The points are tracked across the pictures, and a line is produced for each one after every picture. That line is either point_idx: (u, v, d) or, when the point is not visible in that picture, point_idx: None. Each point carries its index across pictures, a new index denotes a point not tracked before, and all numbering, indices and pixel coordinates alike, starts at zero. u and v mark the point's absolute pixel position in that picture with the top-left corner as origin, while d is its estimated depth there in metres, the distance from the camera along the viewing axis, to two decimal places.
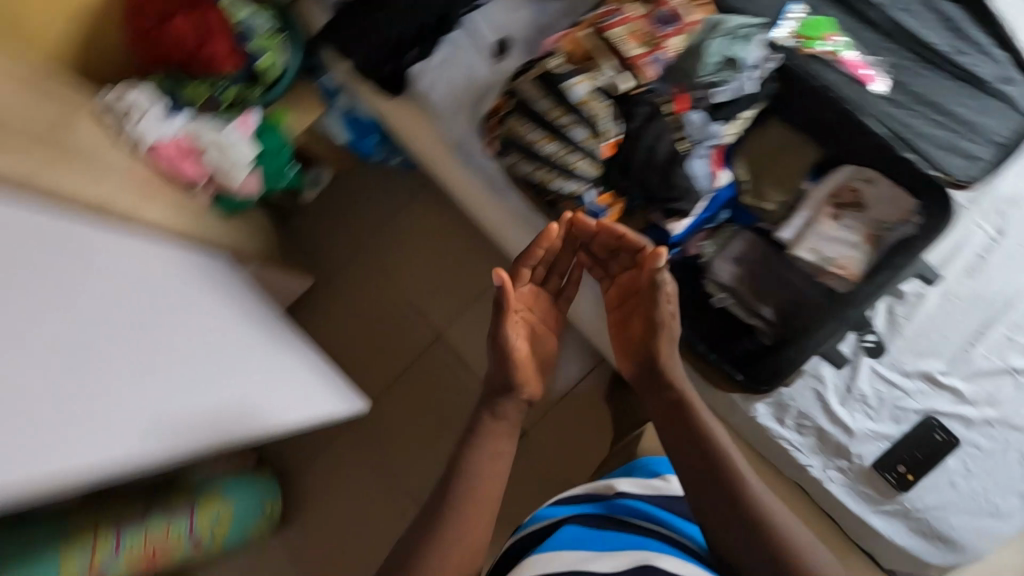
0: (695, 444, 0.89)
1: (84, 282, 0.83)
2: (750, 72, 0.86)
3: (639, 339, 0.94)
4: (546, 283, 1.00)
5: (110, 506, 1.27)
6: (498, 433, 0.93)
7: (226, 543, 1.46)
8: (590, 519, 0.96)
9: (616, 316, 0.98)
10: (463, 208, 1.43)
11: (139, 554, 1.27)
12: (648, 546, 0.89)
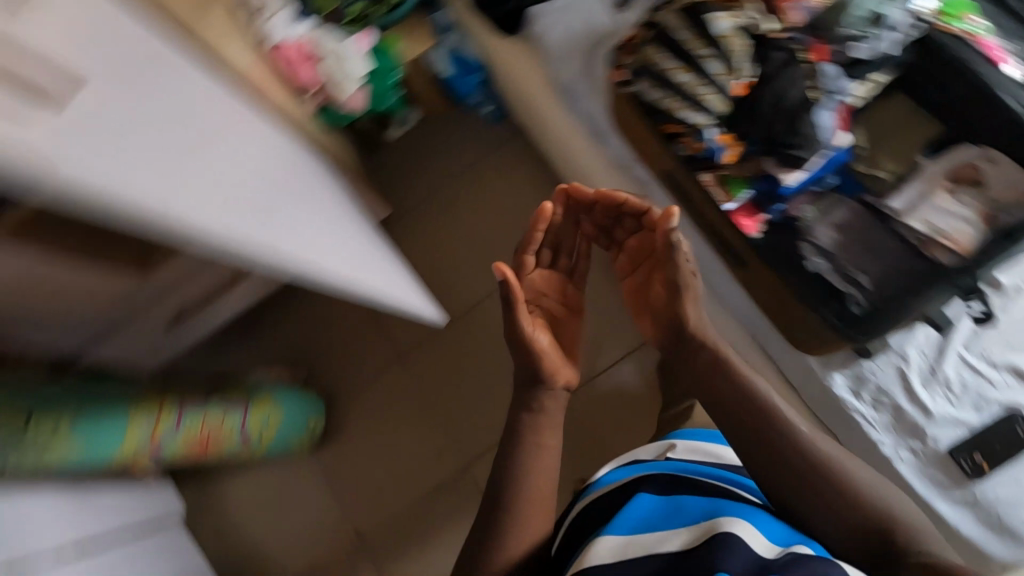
0: (731, 397, 0.88)
1: (246, 133, 0.91)
2: (892, 33, 0.87)
3: (660, 300, 1.00)
4: (553, 269, 1.18)
5: (176, 386, 1.33)
6: (542, 426, 1.05)
7: (272, 447, 1.49)
8: (653, 485, 0.94)
9: (634, 279, 1.10)
10: (551, 159, 1.45)
11: (195, 436, 1.31)
12: (714, 507, 0.86)
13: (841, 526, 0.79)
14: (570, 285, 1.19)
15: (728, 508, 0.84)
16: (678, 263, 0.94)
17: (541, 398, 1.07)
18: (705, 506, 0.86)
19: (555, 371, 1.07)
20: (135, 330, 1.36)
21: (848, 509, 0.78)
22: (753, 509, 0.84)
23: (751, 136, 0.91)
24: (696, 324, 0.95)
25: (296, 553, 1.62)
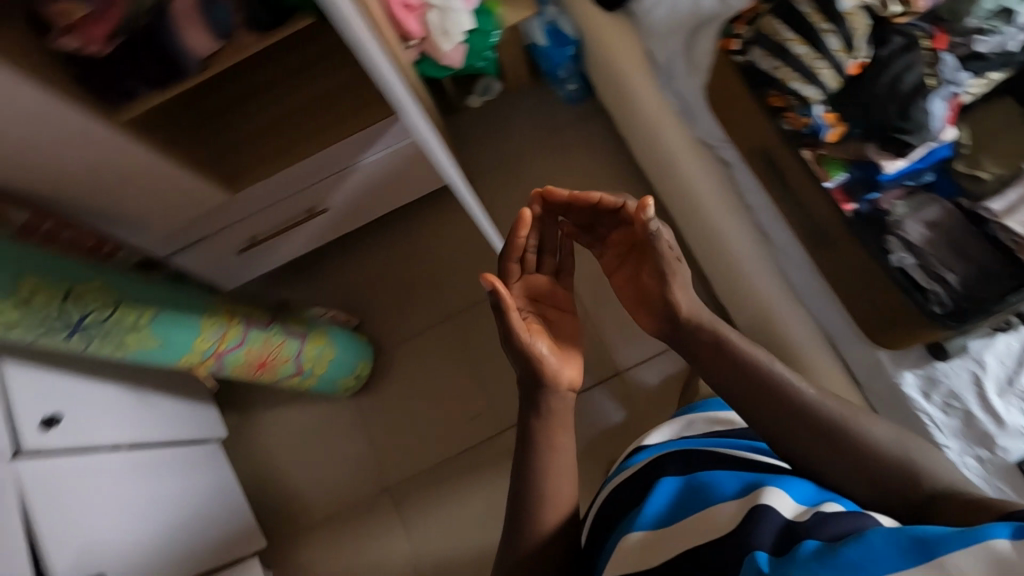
0: (728, 371, 0.94)
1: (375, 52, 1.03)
2: (1016, 32, 0.91)
3: (654, 292, 0.99)
4: (538, 271, 1.10)
5: (241, 305, 1.35)
6: (558, 424, 1.01)
7: (319, 384, 1.53)
8: (673, 465, 0.91)
9: (625, 275, 1.05)
10: (631, 137, 1.47)
11: (256, 354, 1.34)
12: (740, 478, 0.82)
13: (867, 476, 0.82)
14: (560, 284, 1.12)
15: (755, 479, 0.81)
16: (665, 253, 0.94)
17: (551, 401, 1.01)
18: (730, 477, 0.83)
19: (563, 374, 1.01)
20: (212, 247, 1.42)
21: (873, 466, 0.82)
22: (782, 478, 0.81)
23: (857, 116, 0.93)
24: (689, 311, 0.97)
25: (323, 493, 1.65)
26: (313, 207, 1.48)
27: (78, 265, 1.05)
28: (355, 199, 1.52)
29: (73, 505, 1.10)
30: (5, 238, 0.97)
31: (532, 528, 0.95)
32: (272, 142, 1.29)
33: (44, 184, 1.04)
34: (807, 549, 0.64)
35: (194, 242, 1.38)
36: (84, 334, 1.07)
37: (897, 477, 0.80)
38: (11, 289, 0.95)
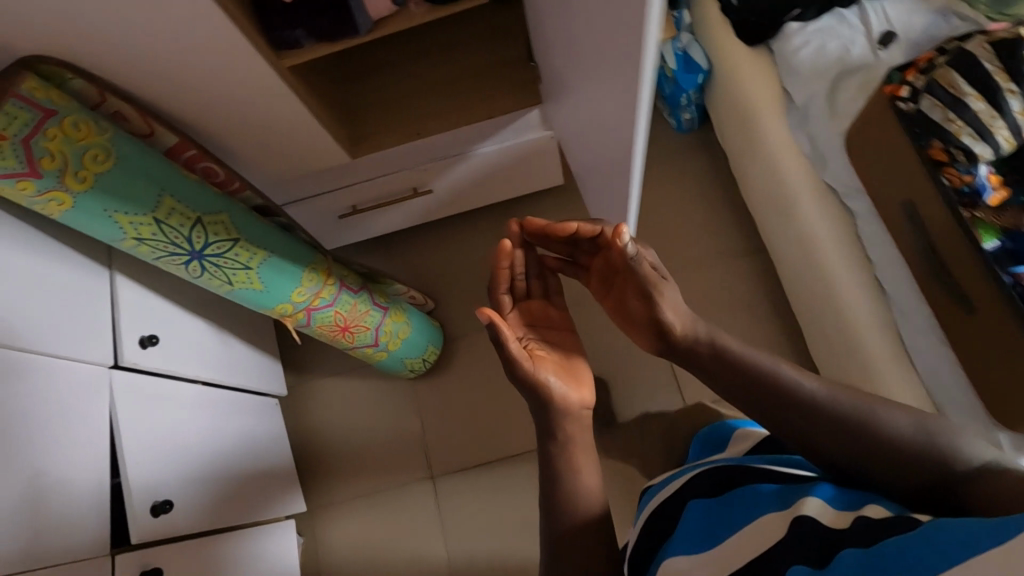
0: (728, 388, 0.86)
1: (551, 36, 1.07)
2: None
3: (643, 312, 0.91)
4: (534, 300, 1.09)
5: (337, 262, 1.35)
6: (582, 438, 0.93)
7: (390, 360, 1.52)
8: (702, 485, 0.82)
9: (613, 299, 0.98)
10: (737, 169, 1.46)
11: (336, 317, 1.33)
12: (762, 493, 0.74)
13: (881, 460, 0.73)
14: (556, 308, 1.09)
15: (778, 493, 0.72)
16: (649, 274, 0.87)
17: (567, 427, 0.93)
18: (752, 492, 0.74)
19: (572, 399, 0.94)
20: (323, 205, 1.47)
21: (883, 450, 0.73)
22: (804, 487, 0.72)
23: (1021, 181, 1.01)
24: (682, 329, 0.89)
25: (368, 465, 1.66)
26: (417, 186, 1.50)
27: (212, 193, 1.07)
28: (458, 186, 1.54)
29: (153, 419, 1.16)
30: (158, 156, 0.99)
31: (569, 514, 0.87)
32: (404, 114, 1.33)
33: (196, 111, 1.09)
34: (845, 559, 0.58)
35: (309, 197, 1.44)
36: (201, 263, 1.09)
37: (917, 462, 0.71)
38: (153, 207, 0.99)
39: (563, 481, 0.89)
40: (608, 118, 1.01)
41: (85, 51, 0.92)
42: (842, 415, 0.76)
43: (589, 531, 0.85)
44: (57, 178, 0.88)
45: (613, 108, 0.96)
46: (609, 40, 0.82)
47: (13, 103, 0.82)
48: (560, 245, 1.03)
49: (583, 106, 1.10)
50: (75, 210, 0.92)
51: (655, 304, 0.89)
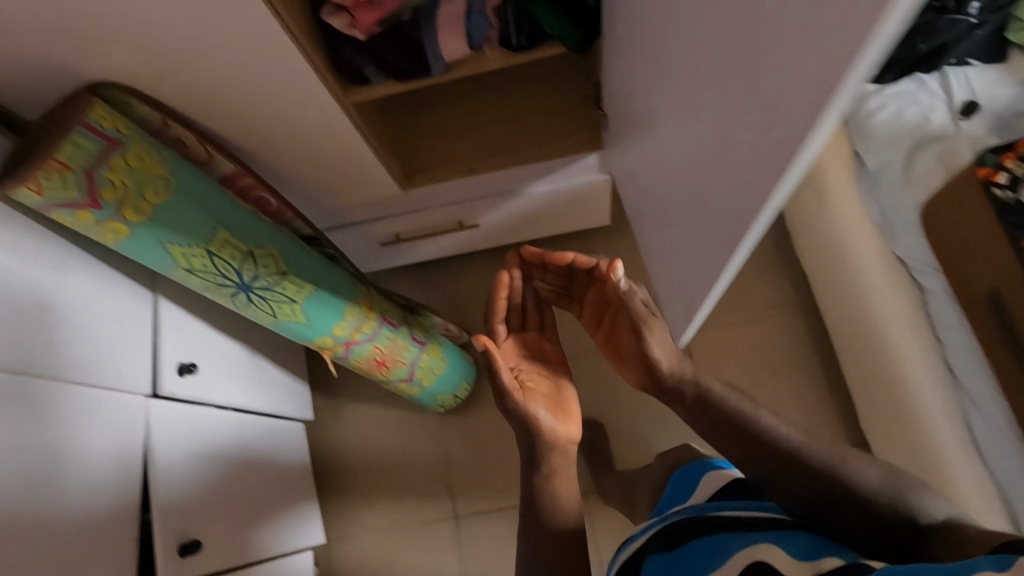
0: (712, 430, 0.86)
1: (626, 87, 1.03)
2: None
3: (634, 348, 0.92)
4: (526, 330, 1.07)
5: (380, 294, 1.32)
6: (564, 464, 0.94)
7: (421, 394, 1.49)
8: (661, 541, 0.78)
9: (604, 334, 0.99)
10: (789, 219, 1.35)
11: (376, 352, 1.31)
12: (717, 545, 0.72)
13: (841, 505, 0.74)
14: (547, 339, 1.07)
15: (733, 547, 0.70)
16: (641, 313, 0.87)
17: (552, 458, 0.93)
18: (709, 547, 0.72)
19: (558, 429, 0.94)
20: (365, 232, 1.43)
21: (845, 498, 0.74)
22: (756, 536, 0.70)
23: None
24: (669, 367, 0.89)
25: (388, 494, 1.63)
26: (464, 220, 1.45)
27: (263, 224, 1.04)
28: (504, 222, 1.49)
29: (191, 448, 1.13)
30: (215, 188, 0.97)
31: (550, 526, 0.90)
32: (460, 149, 1.31)
33: (254, 139, 1.07)
34: None
35: (353, 223, 1.40)
36: (247, 295, 1.06)
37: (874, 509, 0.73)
38: (207, 239, 0.96)
39: (544, 498, 0.91)
40: (674, 180, 0.98)
41: (155, 78, 0.90)
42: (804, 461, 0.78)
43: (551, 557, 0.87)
44: (117, 208, 0.85)
45: (682, 171, 0.93)
46: (694, 110, 0.79)
47: (81, 132, 0.80)
48: (555, 275, 1.01)
49: (646, 161, 1.07)
50: (130, 240, 0.90)
51: (647, 341, 0.89)
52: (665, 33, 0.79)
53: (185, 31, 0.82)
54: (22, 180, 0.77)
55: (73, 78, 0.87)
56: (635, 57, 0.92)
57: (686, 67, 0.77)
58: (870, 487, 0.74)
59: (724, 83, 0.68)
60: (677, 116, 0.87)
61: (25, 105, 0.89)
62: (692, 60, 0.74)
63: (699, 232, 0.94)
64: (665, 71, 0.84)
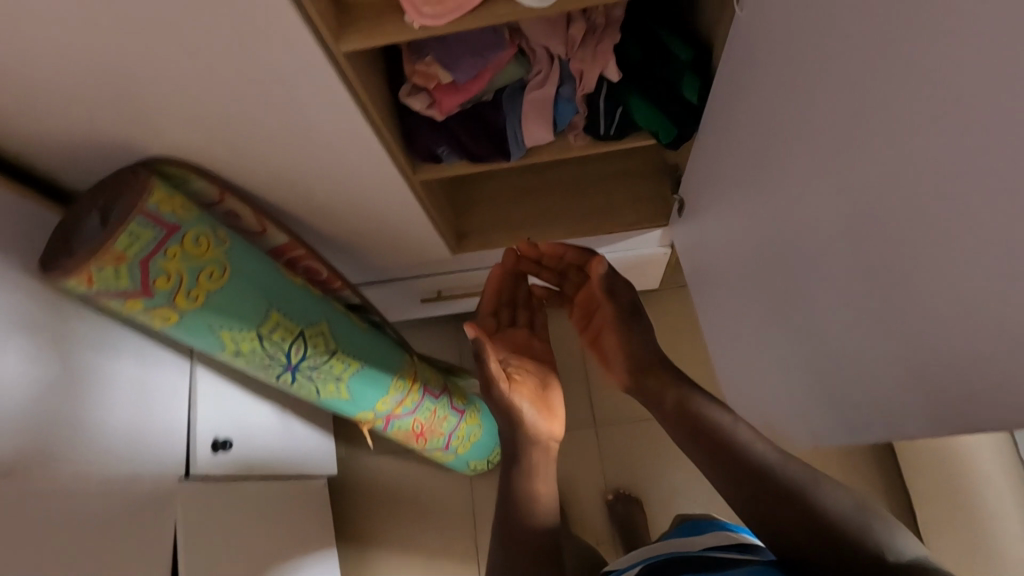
0: (690, 445, 0.72)
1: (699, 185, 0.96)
2: None
3: (613, 346, 0.84)
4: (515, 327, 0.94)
5: (421, 362, 1.24)
6: (543, 460, 0.79)
7: (454, 461, 1.42)
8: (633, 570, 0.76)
9: (588, 336, 0.91)
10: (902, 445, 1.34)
11: (412, 425, 1.24)
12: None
13: (799, 525, 0.62)
14: (537, 340, 0.93)
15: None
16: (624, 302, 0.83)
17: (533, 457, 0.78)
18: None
19: (540, 427, 0.79)
20: (405, 287, 1.34)
21: (805, 516, 0.62)
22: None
23: None
24: (651, 367, 0.80)
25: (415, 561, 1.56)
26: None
27: (314, 301, 0.97)
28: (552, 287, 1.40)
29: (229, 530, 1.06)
30: (271, 265, 0.91)
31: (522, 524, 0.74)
32: (515, 213, 1.25)
33: (308, 209, 1.00)
34: None
35: (393, 278, 1.31)
36: (292, 374, 0.99)
37: (838, 531, 0.60)
38: (258, 322, 0.89)
39: (517, 490, 0.76)
40: (738, 295, 0.91)
41: (212, 152, 0.83)
42: (769, 472, 0.65)
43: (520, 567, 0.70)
44: (169, 297, 0.79)
45: (750, 293, 0.86)
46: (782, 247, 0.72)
47: (138, 221, 0.73)
48: (550, 270, 0.98)
49: (708, 261, 1.00)
50: (179, 325, 0.83)
51: (625, 330, 0.83)
52: (755, 156, 0.73)
53: (252, 112, 0.75)
54: (74, 271, 0.71)
55: (128, 154, 0.80)
56: (714, 165, 0.85)
57: (777, 204, 0.70)
58: (837, 506, 0.62)
59: (835, 238, 0.61)
60: (752, 241, 0.80)
61: (70, 175, 0.82)
62: (786, 201, 0.68)
63: (768, 356, 0.86)
64: (749, 194, 0.77)
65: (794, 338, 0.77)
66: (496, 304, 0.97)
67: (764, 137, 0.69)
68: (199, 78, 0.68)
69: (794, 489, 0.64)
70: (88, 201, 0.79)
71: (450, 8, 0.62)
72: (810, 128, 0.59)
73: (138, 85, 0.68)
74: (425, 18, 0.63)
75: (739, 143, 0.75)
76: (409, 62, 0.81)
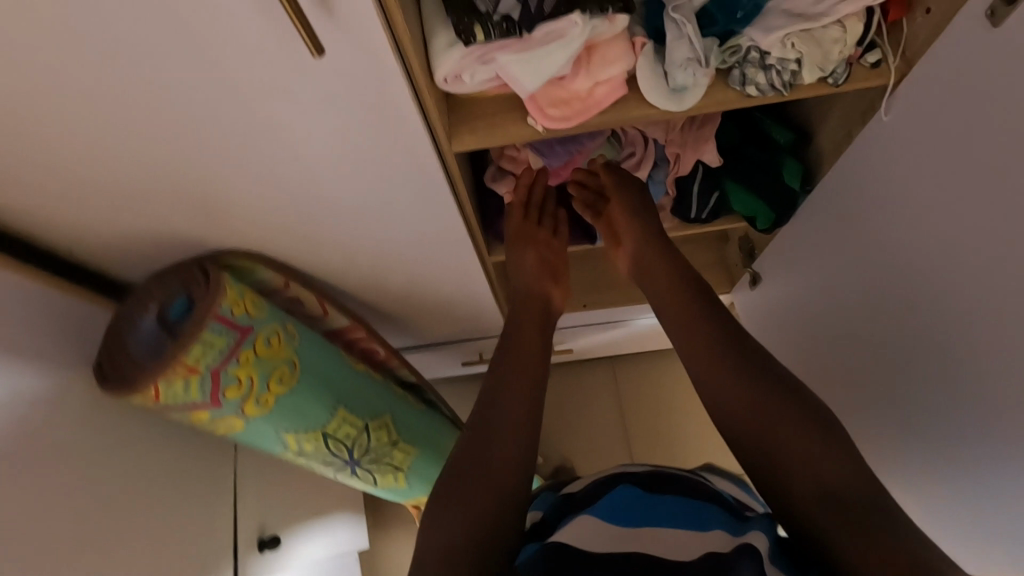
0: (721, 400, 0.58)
1: (778, 274, 0.85)
2: None
3: (624, 231, 0.74)
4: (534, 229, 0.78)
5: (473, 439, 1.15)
6: (518, 408, 0.59)
7: None
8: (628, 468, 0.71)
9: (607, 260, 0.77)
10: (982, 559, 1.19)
11: None
12: (647, 505, 0.52)
13: (751, 448, 0.55)
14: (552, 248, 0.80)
15: (659, 517, 0.51)
16: (647, 226, 0.72)
17: (505, 398, 0.60)
18: (634, 503, 0.52)
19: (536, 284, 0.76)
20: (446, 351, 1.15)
21: (766, 448, 0.54)
22: (694, 514, 0.51)
23: None
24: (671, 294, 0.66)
25: None
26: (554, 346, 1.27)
27: (377, 391, 0.89)
28: (594, 343, 1.30)
29: None
30: (337, 352, 0.83)
31: (469, 475, 0.54)
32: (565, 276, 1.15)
33: (352, 285, 0.88)
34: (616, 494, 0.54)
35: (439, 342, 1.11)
36: (353, 469, 0.92)
37: (784, 473, 0.52)
38: (325, 422, 0.82)
39: (482, 444, 0.56)
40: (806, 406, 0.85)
41: (273, 243, 0.74)
42: (765, 405, 0.54)
43: (487, 455, 0.55)
44: (238, 406, 0.72)
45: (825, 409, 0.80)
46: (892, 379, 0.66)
47: (213, 328, 0.67)
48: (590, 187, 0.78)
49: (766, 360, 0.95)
50: (245, 431, 0.76)
51: (636, 219, 0.73)
52: (886, 262, 0.64)
53: (315, 207, 0.67)
54: (141, 387, 0.66)
55: (185, 248, 0.73)
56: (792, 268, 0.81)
57: (913, 317, 0.61)
58: (802, 442, 0.52)
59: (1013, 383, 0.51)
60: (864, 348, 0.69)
61: (117, 268, 0.74)
62: (932, 319, 0.58)
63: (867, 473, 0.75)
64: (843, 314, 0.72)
65: (892, 477, 0.70)
66: (520, 202, 0.77)
67: (883, 254, 0.64)
68: (272, 174, 0.61)
69: (759, 421, 0.55)
70: (143, 296, 0.73)
71: (576, 110, 0.57)
72: (958, 265, 0.54)
73: (205, 181, 0.61)
74: (550, 120, 0.57)
75: (863, 244, 0.66)
76: (499, 145, 0.76)
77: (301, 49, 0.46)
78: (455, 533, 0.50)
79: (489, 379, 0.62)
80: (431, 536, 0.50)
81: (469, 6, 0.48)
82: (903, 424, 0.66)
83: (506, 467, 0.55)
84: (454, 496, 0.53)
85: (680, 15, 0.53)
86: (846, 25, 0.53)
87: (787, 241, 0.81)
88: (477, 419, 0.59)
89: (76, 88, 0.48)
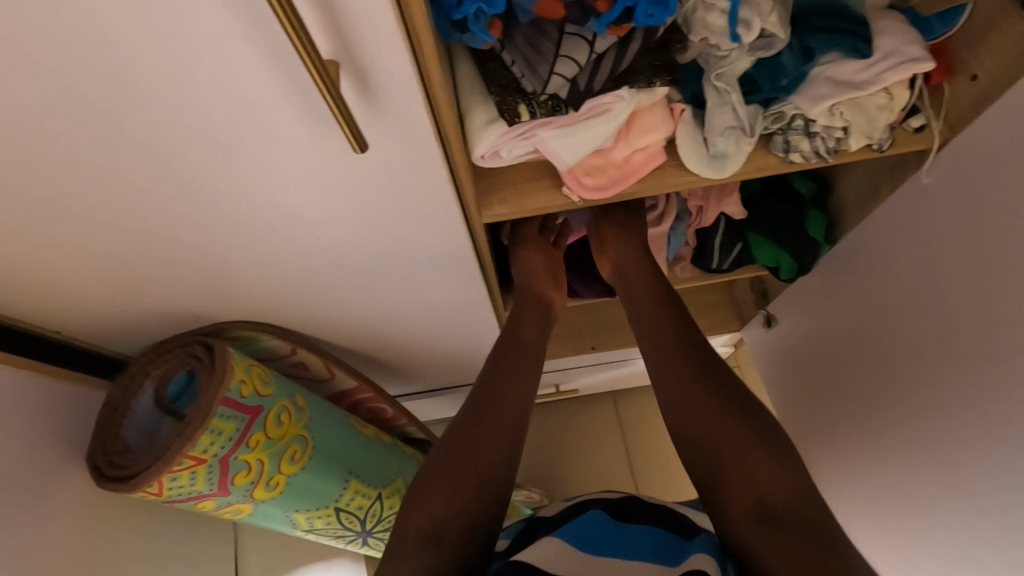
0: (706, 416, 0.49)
1: (808, 319, 0.81)
2: None
3: (634, 275, 0.65)
4: (541, 248, 0.72)
5: None
6: (507, 426, 0.54)
7: None
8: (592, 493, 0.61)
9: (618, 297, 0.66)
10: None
11: None
12: (620, 535, 0.45)
13: None
14: (553, 271, 0.72)
15: (624, 545, 0.44)
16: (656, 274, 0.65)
17: (492, 417, 0.54)
18: (600, 526, 0.46)
19: (538, 285, 0.70)
20: (453, 400, 1.06)
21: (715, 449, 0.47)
22: (650, 544, 0.44)
23: None
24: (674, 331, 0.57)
25: None
26: (560, 384, 1.23)
27: (390, 455, 0.84)
28: (599, 382, 1.25)
29: None
30: (343, 418, 0.77)
31: (440, 484, 0.49)
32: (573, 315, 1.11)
33: (358, 347, 0.81)
34: (587, 523, 0.46)
35: (445, 390, 1.01)
36: (364, 538, 0.86)
37: (729, 482, 0.45)
38: (336, 497, 0.77)
39: (463, 452, 0.51)
40: (828, 480, 0.79)
41: (279, 309, 0.69)
42: (756, 444, 0.46)
43: (468, 454, 0.51)
44: (246, 491, 0.67)
45: (849, 483, 0.75)
46: (925, 449, 0.62)
47: (220, 413, 0.61)
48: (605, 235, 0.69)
49: (783, 422, 0.90)
50: (253, 514, 0.71)
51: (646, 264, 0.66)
52: (927, 317, 0.60)
53: (323, 272, 0.62)
54: (142, 486, 0.60)
55: (188, 316, 0.67)
56: (819, 320, 0.78)
57: (956, 379, 0.57)
58: (755, 447, 0.46)
59: None
60: (899, 409, 0.65)
61: (113, 341, 0.69)
62: (978, 382, 0.55)
63: (888, 545, 0.70)
64: (871, 373, 0.69)
65: (917, 548, 0.65)
66: (534, 225, 0.73)
67: (926, 319, 0.60)
68: (281, 243, 0.56)
69: (714, 420, 0.48)
70: (142, 373, 0.68)
71: (612, 177, 0.55)
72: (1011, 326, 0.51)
73: (205, 251, 0.55)
74: (586, 190, 0.55)
75: (904, 297, 0.63)
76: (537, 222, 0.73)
77: (329, 122, 0.43)
78: (426, 523, 0.46)
79: (477, 389, 0.56)
80: (400, 533, 0.47)
81: (511, 84, 0.47)
82: (935, 495, 0.61)
83: (491, 466, 0.50)
84: (427, 492, 0.49)
85: (724, 84, 0.50)
86: (892, 92, 0.52)
87: (823, 287, 0.77)
88: (458, 418, 0.54)
89: (66, 162, 0.43)
